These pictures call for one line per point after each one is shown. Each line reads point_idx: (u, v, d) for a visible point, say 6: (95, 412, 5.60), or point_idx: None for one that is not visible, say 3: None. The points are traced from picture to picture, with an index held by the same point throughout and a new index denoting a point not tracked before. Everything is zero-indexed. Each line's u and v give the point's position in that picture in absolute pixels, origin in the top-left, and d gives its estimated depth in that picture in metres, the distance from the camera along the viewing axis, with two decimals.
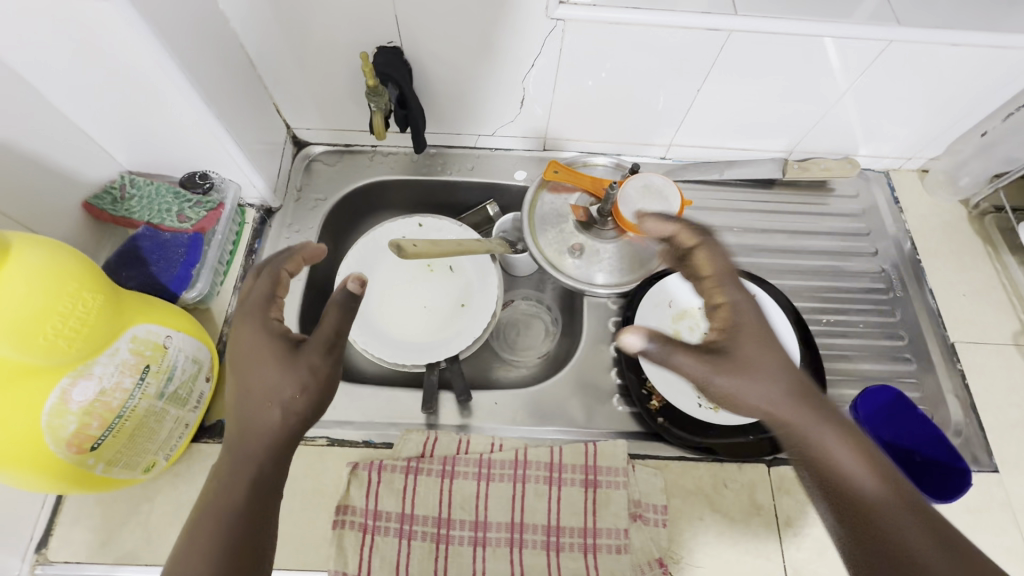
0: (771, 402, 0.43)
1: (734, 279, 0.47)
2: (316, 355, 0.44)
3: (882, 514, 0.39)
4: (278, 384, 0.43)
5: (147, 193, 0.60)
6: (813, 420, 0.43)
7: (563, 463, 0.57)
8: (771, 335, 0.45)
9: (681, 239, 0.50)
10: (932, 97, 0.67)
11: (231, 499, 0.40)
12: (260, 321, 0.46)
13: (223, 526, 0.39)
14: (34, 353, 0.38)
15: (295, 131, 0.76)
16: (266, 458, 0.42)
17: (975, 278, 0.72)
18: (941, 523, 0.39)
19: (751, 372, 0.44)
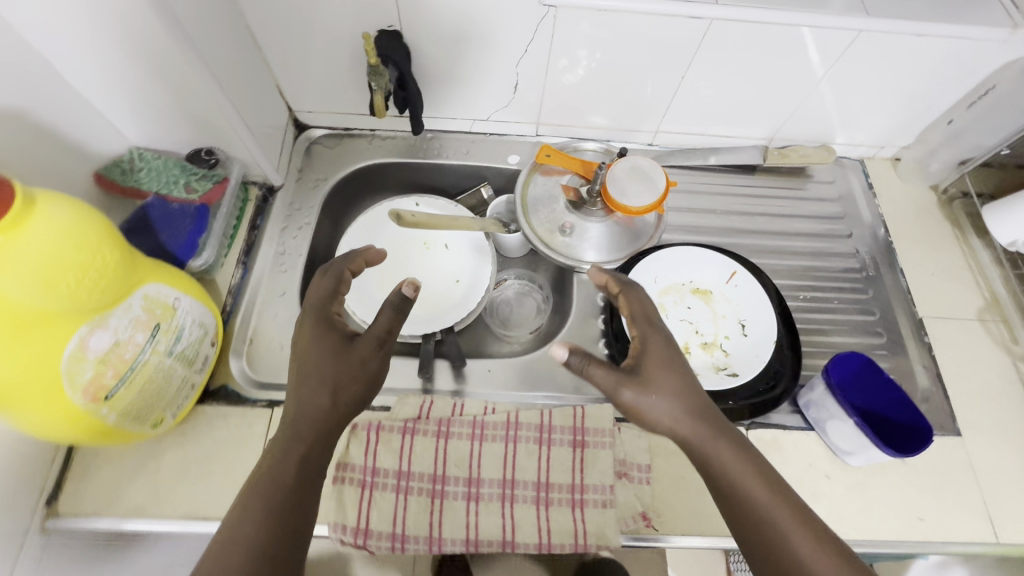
0: (677, 422, 0.49)
1: (647, 317, 0.54)
2: (368, 348, 0.51)
3: (769, 525, 0.45)
4: (332, 372, 0.48)
5: (156, 166, 0.62)
6: (716, 442, 0.48)
7: (552, 424, 0.60)
8: (676, 360, 0.51)
9: (611, 286, 0.58)
10: (902, 86, 0.71)
11: (280, 475, 0.44)
12: (319, 314, 0.52)
13: (270, 499, 0.43)
14: (59, 300, 0.41)
15: (297, 114, 0.79)
16: (317, 440, 0.46)
17: (943, 259, 0.77)
18: (821, 530, 0.45)
19: (656, 392, 0.49)
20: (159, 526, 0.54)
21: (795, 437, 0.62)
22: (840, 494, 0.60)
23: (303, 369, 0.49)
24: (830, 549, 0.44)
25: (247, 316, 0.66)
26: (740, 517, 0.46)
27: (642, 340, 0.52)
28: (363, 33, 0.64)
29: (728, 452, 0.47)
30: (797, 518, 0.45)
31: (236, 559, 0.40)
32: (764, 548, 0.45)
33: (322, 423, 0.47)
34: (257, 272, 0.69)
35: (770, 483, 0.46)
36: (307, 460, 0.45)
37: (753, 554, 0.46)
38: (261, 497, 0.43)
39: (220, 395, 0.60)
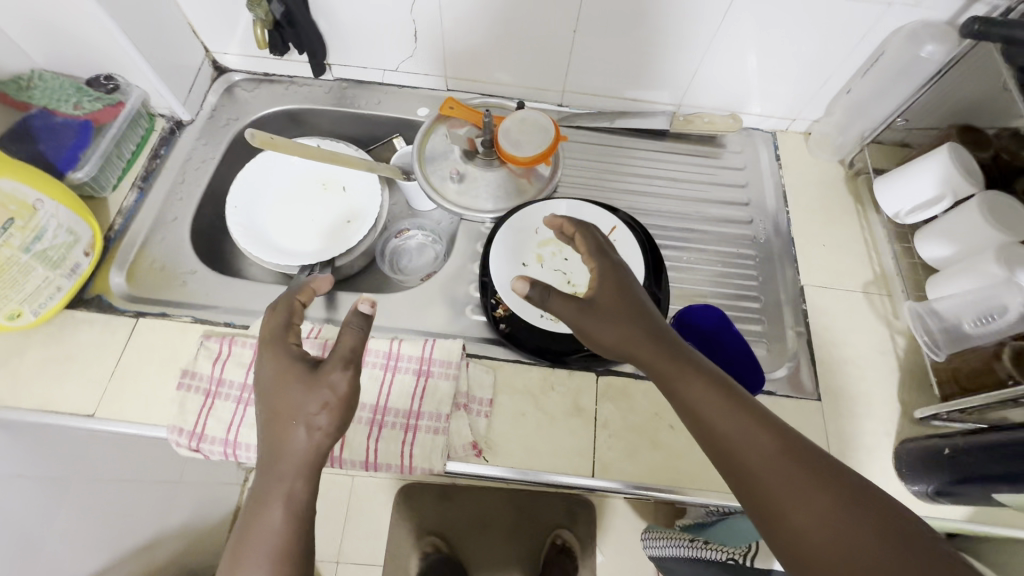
0: (634, 341, 0.50)
1: (599, 249, 0.56)
2: (335, 369, 0.47)
3: (729, 432, 0.44)
4: (304, 404, 0.46)
5: (51, 85, 0.66)
6: (671, 359, 0.48)
7: (401, 353, 0.61)
8: (630, 286, 0.53)
9: (565, 229, 0.58)
10: (802, 50, 0.71)
11: (269, 521, 0.44)
12: (281, 349, 0.50)
13: (274, 548, 0.43)
14: None
15: (215, 56, 0.81)
16: (299, 477, 0.45)
17: (839, 232, 0.75)
18: (785, 436, 0.43)
19: (610, 315, 0.51)
20: (12, 415, 0.57)
21: (646, 386, 0.62)
22: (681, 444, 0.60)
23: (275, 412, 0.47)
24: (792, 454, 0.42)
25: (135, 237, 0.69)
26: (702, 431, 0.45)
27: (597, 271, 0.54)
28: None
29: (684, 367, 0.48)
30: (757, 425, 0.44)
31: None
32: (730, 461, 0.43)
33: (300, 462, 0.45)
34: (152, 198, 0.72)
35: (728, 395, 0.46)
36: (290, 504, 0.44)
37: (723, 472, 0.44)
38: (269, 553, 0.43)
39: (93, 304, 0.63)
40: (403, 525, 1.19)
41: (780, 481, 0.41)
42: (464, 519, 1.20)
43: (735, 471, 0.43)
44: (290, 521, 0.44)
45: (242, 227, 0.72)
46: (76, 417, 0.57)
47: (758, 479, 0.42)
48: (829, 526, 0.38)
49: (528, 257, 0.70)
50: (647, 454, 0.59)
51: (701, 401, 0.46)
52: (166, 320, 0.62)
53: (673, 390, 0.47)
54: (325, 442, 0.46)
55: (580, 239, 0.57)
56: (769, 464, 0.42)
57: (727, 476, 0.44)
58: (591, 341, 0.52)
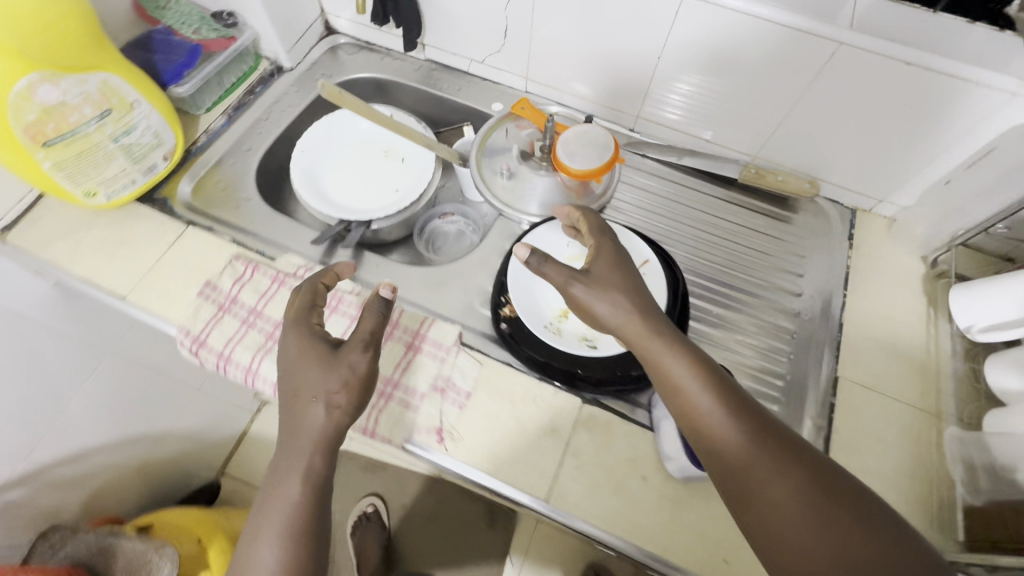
0: (626, 316, 0.51)
1: (602, 230, 0.59)
2: (355, 352, 0.49)
3: (711, 411, 0.45)
4: (323, 382, 0.48)
5: (182, 10, 0.74)
6: (657, 337, 0.50)
7: (399, 322, 0.62)
8: (626, 265, 0.55)
9: (572, 215, 0.63)
10: (899, 128, 0.65)
11: (287, 494, 0.45)
12: (305, 325, 0.52)
13: (287, 520, 0.44)
14: (18, 37, 0.50)
15: (329, 17, 0.89)
16: (315, 453, 0.46)
17: (899, 332, 0.67)
18: (761, 413, 0.45)
19: (606, 285, 0.53)
20: (64, 278, 0.64)
21: (629, 429, 0.59)
22: (647, 500, 0.56)
23: (298, 392, 0.48)
24: (768, 427, 0.44)
25: (210, 155, 0.76)
26: (683, 409, 0.46)
27: (597, 248, 0.56)
28: None
29: (670, 342, 0.49)
30: (738, 403, 0.45)
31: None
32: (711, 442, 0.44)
33: (317, 437, 0.47)
34: (234, 127, 0.78)
35: (711, 379, 0.47)
36: (308, 479, 0.46)
37: (699, 449, 0.45)
38: (281, 526, 0.44)
39: (157, 204, 0.70)
40: (369, 486, 1.22)
41: (758, 459, 0.42)
42: (395, 485, 1.22)
43: (713, 449, 0.44)
44: (309, 497, 0.46)
45: (300, 171, 0.77)
46: (110, 295, 0.63)
47: (736, 457, 0.43)
48: (803, 505, 0.39)
49: None
50: (608, 498, 0.56)
51: (678, 374, 0.47)
52: (209, 235, 0.68)
53: (656, 365, 0.49)
54: (342, 419, 0.48)
55: (581, 220, 0.61)
56: (749, 439, 0.43)
57: (706, 456, 0.45)
58: (580, 310, 0.54)
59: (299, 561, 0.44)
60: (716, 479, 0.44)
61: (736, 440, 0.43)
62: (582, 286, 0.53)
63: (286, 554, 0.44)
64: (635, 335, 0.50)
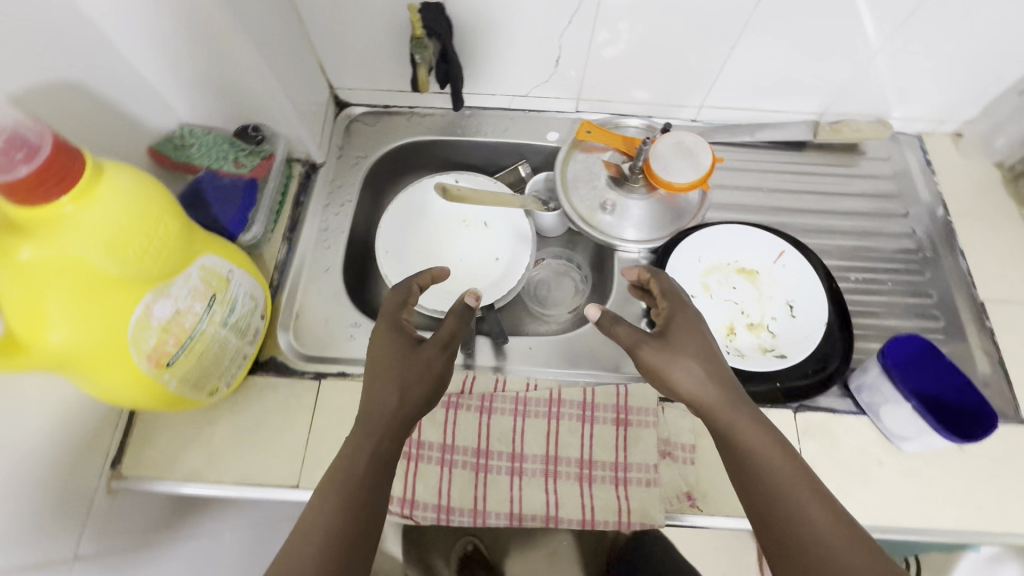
0: (703, 387, 0.48)
1: (676, 295, 0.55)
2: (433, 349, 0.49)
3: (789, 497, 0.42)
4: (401, 374, 0.47)
5: (205, 141, 0.62)
6: (733, 409, 0.47)
7: (596, 402, 0.60)
8: (703, 335, 0.51)
9: (643, 279, 0.59)
10: (966, 54, 0.68)
11: (353, 466, 0.43)
12: (391, 320, 0.52)
13: (349, 484, 0.42)
14: (120, 265, 0.41)
15: (338, 91, 0.79)
16: (385, 436, 0.44)
17: (1006, 240, 0.73)
18: (843, 514, 0.42)
19: (678, 354, 0.50)
20: (215, 490, 0.56)
21: (845, 420, 0.60)
22: (892, 481, 0.58)
23: (375, 371, 0.48)
24: (854, 537, 0.40)
25: (293, 291, 0.67)
26: (753, 490, 0.44)
27: (670, 310, 0.54)
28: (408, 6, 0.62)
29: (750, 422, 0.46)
30: (819, 502, 0.42)
31: (312, 549, 0.39)
32: (778, 530, 0.42)
33: (388, 422, 0.45)
34: (301, 250, 0.69)
35: (796, 466, 0.44)
36: (376, 459, 0.43)
37: (762, 531, 0.43)
38: (340, 493, 0.42)
39: (271, 367, 0.61)
40: None
41: (835, 558, 0.39)
42: None
43: (785, 532, 0.42)
44: (368, 472, 0.43)
45: (396, 274, 0.71)
46: (278, 488, 0.56)
47: (813, 548, 0.40)
48: None
49: (697, 288, 0.69)
50: (860, 493, 0.57)
51: (757, 453, 0.45)
52: (348, 381, 0.61)
53: (732, 441, 0.46)
54: (412, 410, 0.47)
55: (655, 284, 0.58)
56: (828, 546, 0.40)
57: (773, 539, 0.42)
58: (651, 374, 0.52)
59: (348, 533, 0.40)
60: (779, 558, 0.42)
61: (818, 532, 0.41)
62: (650, 349, 0.51)
63: (341, 531, 0.40)
64: (710, 409, 0.47)
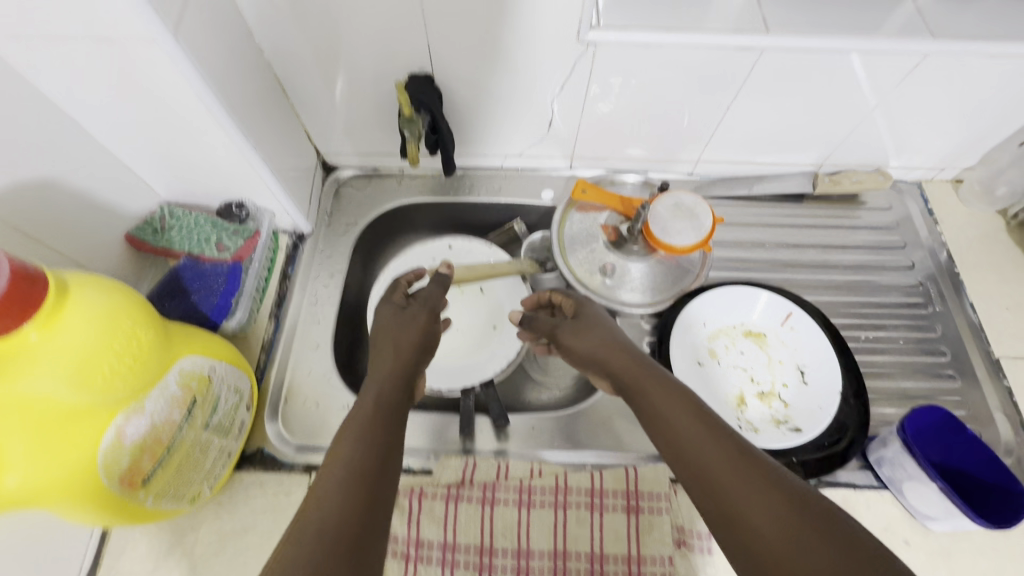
0: (610, 349, 0.55)
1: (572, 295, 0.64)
2: (418, 308, 0.58)
3: (688, 438, 0.44)
4: (397, 328, 0.55)
5: (187, 223, 0.60)
6: (644, 369, 0.51)
7: (604, 488, 0.57)
8: (600, 317, 0.60)
9: (543, 298, 0.66)
10: (965, 108, 0.67)
11: (363, 412, 0.46)
12: (389, 304, 0.59)
13: (364, 426, 0.44)
14: (85, 393, 0.37)
15: (325, 156, 0.77)
16: (391, 386, 0.49)
17: (1017, 291, 0.72)
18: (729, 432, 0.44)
19: (585, 328, 0.58)
20: None
21: (868, 497, 0.57)
22: (923, 563, 0.54)
23: (380, 338, 0.55)
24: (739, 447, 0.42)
25: (282, 373, 0.64)
26: (657, 427, 0.47)
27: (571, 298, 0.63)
28: (397, 82, 0.61)
29: (655, 376, 0.50)
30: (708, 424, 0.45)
31: (334, 470, 0.40)
32: (679, 457, 0.44)
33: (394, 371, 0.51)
34: (288, 326, 0.66)
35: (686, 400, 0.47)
36: (382, 402, 0.47)
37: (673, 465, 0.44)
38: (359, 432, 0.44)
39: (258, 461, 0.58)
40: None
41: (721, 463, 0.42)
42: None
43: (693, 475, 0.42)
44: (375, 414, 0.46)
45: None
46: None
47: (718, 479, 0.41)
48: (775, 514, 0.38)
49: (704, 355, 0.66)
50: None
51: (651, 395, 0.49)
52: None
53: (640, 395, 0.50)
54: (410, 358, 0.53)
55: (556, 296, 0.64)
56: (720, 457, 0.42)
57: (689, 484, 0.43)
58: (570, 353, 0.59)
59: (372, 461, 0.42)
60: (690, 489, 0.42)
61: (704, 446, 0.43)
62: (567, 330, 0.59)
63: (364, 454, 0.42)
64: (616, 367, 0.53)
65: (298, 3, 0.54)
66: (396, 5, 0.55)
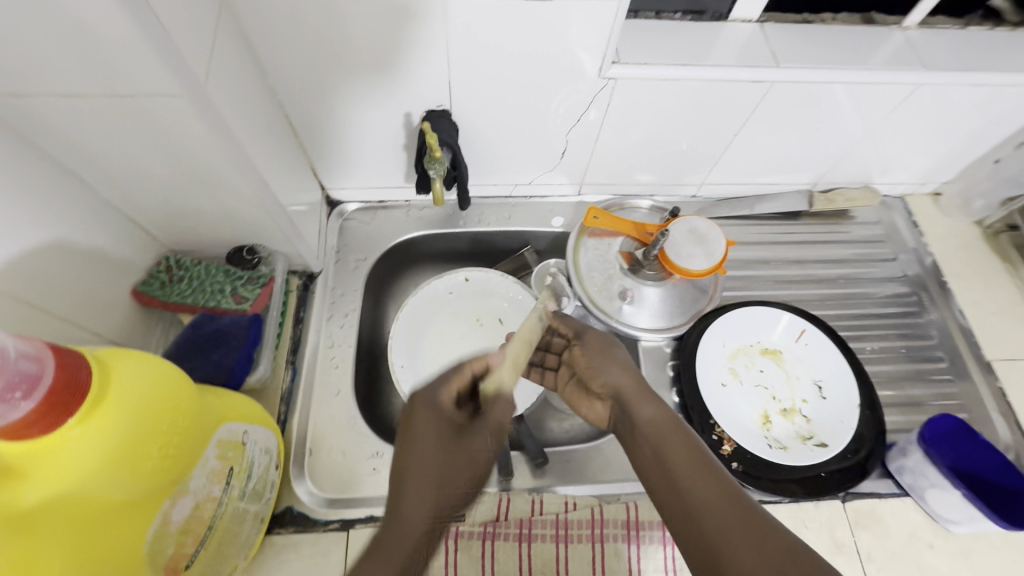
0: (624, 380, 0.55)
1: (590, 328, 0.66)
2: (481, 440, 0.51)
3: (685, 475, 0.46)
4: (454, 464, 0.48)
5: (196, 273, 0.57)
6: (649, 407, 0.52)
7: (640, 520, 0.57)
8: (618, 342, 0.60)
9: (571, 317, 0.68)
10: (948, 130, 0.72)
11: (399, 518, 0.43)
12: (440, 408, 0.50)
13: (401, 535, 0.42)
14: (137, 483, 0.35)
15: (329, 192, 0.74)
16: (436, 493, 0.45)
17: (999, 297, 0.77)
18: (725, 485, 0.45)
19: (610, 346, 0.58)
20: None
21: (892, 505, 0.60)
22: (948, 565, 0.58)
23: (417, 430, 0.48)
24: (735, 501, 0.43)
25: (304, 425, 0.61)
26: (653, 469, 0.48)
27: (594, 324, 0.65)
28: (420, 126, 0.59)
29: (660, 417, 0.51)
30: (707, 475, 0.46)
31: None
32: (674, 503, 0.45)
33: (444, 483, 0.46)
34: (307, 373, 0.63)
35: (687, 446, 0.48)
36: (423, 504, 0.44)
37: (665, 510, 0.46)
38: (392, 540, 0.41)
39: (283, 519, 0.55)
40: None
41: (711, 515, 0.43)
42: None
43: (686, 521, 0.44)
44: (418, 517, 0.43)
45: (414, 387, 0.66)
46: None
47: (707, 518, 0.43)
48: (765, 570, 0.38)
49: (726, 376, 0.68)
50: None
51: (650, 435, 0.50)
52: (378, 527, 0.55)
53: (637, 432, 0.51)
54: (453, 500, 0.47)
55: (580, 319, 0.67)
56: (713, 510, 0.43)
57: (679, 522, 0.45)
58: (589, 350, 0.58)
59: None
60: (680, 534, 0.44)
61: (699, 497, 0.44)
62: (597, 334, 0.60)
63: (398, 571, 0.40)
64: (624, 398, 0.54)
65: (317, 43, 0.52)
66: (416, 45, 0.54)
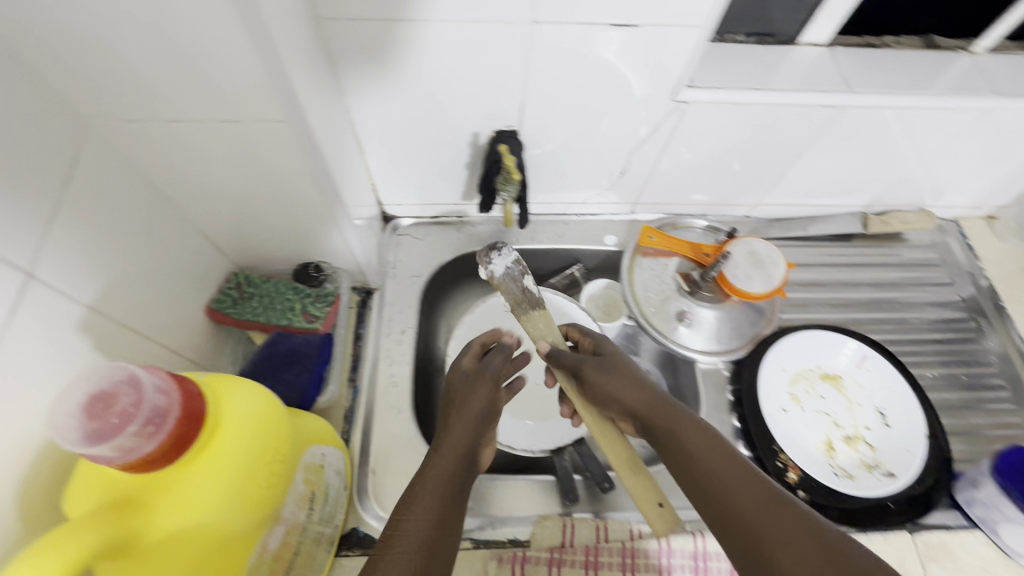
0: (638, 391, 0.49)
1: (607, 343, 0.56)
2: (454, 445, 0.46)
3: (715, 472, 0.43)
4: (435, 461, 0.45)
5: (266, 291, 0.57)
6: (667, 408, 0.47)
7: (708, 551, 0.55)
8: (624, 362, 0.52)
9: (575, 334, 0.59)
10: (1011, 156, 0.71)
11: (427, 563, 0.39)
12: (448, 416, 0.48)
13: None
14: (250, 513, 0.35)
15: (385, 207, 0.74)
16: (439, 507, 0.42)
17: None
18: (754, 479, 0.42)
19: (610, 374, 0.51)
20: None
21: (962, 538, 0.59)
22: None
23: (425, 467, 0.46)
24: (771, 497, 0.40)
25: (366, 443, 0.60)
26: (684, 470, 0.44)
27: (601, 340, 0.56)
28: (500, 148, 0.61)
29: (676, 414, 0.47)
30: (737, 469, 0.42)
31: None
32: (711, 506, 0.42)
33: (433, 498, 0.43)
34: (368, 391, 0.63)
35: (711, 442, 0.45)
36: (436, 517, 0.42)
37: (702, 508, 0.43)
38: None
39: (350, 541, 0.54)
40: None
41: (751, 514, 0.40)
42: None
43: (725, 522, 0.41)
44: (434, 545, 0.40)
45: None
46: None
47: (749, 520, 0.39)
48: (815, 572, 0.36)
49: (788, 401, 0.67)
50: None
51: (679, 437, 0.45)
52: None
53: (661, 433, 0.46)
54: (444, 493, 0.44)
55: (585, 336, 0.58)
56: (752, 509, 0.40)
57: (717, 523, 0.41)
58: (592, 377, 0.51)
59: None
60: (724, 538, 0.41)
61: (735, 495, 0.41)
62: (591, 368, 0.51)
63: None
64: (641, 404, 0.48)
65: (396, 64, 0.52)
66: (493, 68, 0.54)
